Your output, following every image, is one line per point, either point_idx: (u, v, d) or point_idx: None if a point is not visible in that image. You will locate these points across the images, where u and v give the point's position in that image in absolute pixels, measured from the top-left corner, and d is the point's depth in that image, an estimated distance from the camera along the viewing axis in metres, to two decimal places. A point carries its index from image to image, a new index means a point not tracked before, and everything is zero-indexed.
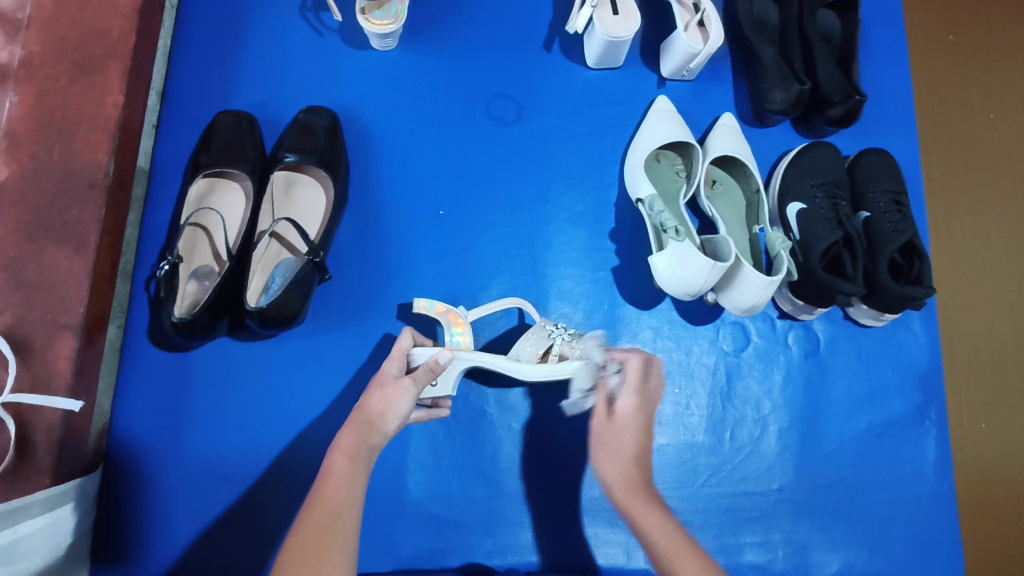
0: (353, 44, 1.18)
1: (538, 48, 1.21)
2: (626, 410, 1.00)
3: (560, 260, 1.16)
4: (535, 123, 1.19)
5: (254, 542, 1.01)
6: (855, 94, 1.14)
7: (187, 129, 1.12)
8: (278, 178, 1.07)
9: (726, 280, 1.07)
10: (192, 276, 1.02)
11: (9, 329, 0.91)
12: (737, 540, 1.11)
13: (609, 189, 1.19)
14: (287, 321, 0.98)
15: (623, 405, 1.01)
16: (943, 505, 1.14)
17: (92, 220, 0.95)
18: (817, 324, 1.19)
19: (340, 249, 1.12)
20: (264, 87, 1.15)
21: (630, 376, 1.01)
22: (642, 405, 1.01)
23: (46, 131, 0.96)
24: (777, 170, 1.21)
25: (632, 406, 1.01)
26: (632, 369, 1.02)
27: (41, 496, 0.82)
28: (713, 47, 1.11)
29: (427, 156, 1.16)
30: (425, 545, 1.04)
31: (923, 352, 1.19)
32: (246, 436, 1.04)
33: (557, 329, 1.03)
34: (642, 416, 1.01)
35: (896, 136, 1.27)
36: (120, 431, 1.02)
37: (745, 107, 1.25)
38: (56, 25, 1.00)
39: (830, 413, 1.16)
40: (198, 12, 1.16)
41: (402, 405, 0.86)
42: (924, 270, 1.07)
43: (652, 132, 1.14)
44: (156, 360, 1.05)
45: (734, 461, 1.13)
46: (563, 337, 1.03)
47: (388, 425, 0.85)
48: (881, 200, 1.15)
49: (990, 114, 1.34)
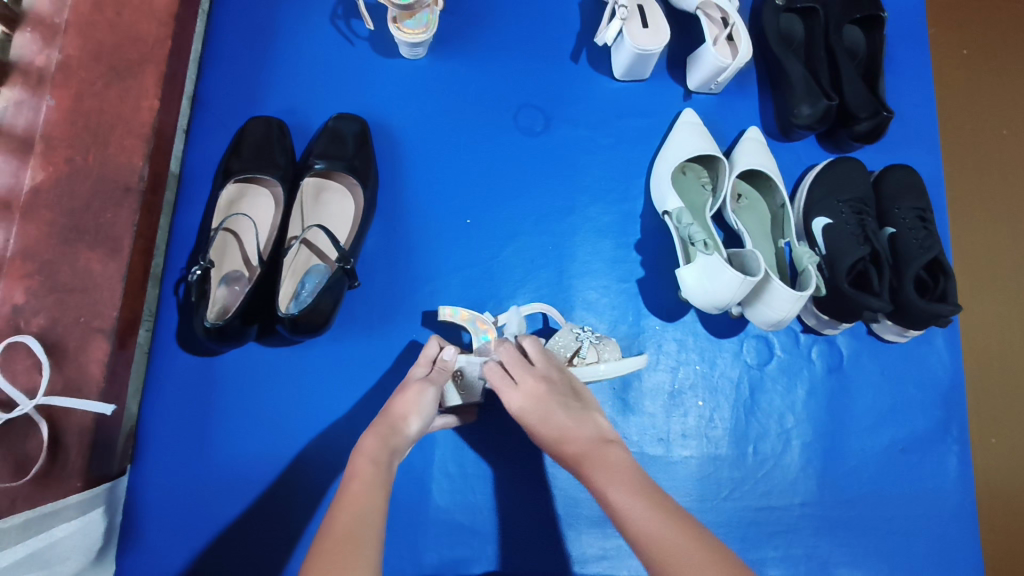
0: (383, 53, 1.18)
1: (565, 58, 1.22)
2: (523, 409, 0.84)
3: (586, 272, 1.16)
4: (562, 133, 1.20)
5: (279, 549, 1.01)
6: (882, 110, 1.14)
7: (217, 134, 1.12)
8: (308, 185, 1.08)
9: (753, 294, 1.07)
10: (223, 281, 1.03)
11: (42, 332, 0.91)
12: (760, 554, 1.11)
13: (635, 200, 1.19)
14: (317, 328, 0.99)
15: (515, 404, 0.84)
16: (965, 522, 1.14)
17: (127, 224, 0.96)
18: (840, 339, 1.19)
19: (367, 256, 1.12)
20: (294, 93, 1.15)
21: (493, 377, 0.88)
22: (524, 386, 0.85)
23: (82, 135, 0.97)
24: (803, 184, 1.22)
25: (518, 395, 0.85)
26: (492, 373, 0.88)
27: (76, 499, 0.85)
28: (742, 61, 1.11)
29: (454, 164, 1.17)
30: (448, 553, 1.04)
31: (945, 369, 1.19)
32: (272, 441, 1.04)
33: (585, 332, 1.04)
34: (541, 399, 0.83)
35: (920, 152, 1.27)
36: (147, 435, 1.02)
37: (770, 121, 1.25)
38: (92, 29, 1.00)
39: (853, 429, 1.16)
40: (230, 17, 1.17)
41: (425, 409, 0.86)
42: (950, 287, 1.07)
43: (680, 144, 1.14)
44: (184, 364, 1.05)
45: (756, 475, 1.13)
46: (590, 339, 1.04)
47: (411, 427, 0.85)
48: (907, 217, 1.16)
49: (1004, 129, 1.35)
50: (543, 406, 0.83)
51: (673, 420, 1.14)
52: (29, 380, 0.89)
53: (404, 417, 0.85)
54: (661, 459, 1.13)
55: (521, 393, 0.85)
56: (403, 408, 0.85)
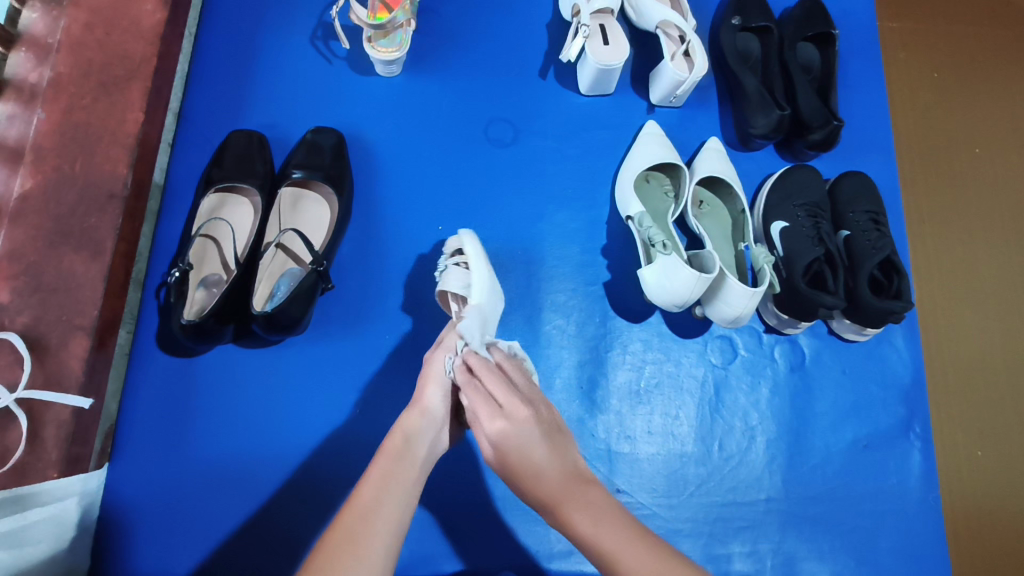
0: (359, 71, 1.25)
1: (533, 75, 1.29)
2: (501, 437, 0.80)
3: (554, 275, 1.21)
4: (530, 144, 1.26)
5: (253, 546, 1.03)
6: (833, 120, 1.20)
7: (201, 147, 1.18)
8: (285, 194, 1.13)
9: (712, 293, 1.12)
10: (201, 284, 1.08)
11: (26, 329, 0.96)
12: (726, 549, 1.12)
13: (601, 207, 1.24)
14: (289, 328, 1.03)
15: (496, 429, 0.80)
16: (929, 517, 1.16)
17: (109, 228, 1.02)
18: (802, 339, 1.23)
19: (342, 262, 1.17)
20: (276, 109, 1.22)
21: (476, 400, 0.82)
22: (510, 419, 0.80)
23: (70, 146, 1.03)
24: (761, 192, 1.27)
25: (504, 426, 0.80)
26: (472, 394, 0.83)
27: (48, 486, 0.91)
28: (698, 74, 1.18)
29: (429, 176, 1.22)
30: (420, 549, 1.06)
31: (906, 367, 1.23)
32: (248, 440, 1.07)
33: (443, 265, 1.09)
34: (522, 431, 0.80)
35: (875, 160, 1.34)
36: (125, 435, 1.05)
37: (730, 132, 1.31)
38: (83, 48, 1.07)
39: (817, 426, 1.19)
40: (216, 39, 1.24)
41: (444, 377, 0.90)
42: (903, 285, 1.11)
43: (641, 154, 1.20)
44: (164, 364, 1.09)
45: (722, 472, 1.16)
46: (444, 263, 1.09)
47: (428, 400, 0.89)
48: (860, 220, 1.21)
49: (976, 148, 1.40)
50: (529, 438, 0.80)
51: (639, 417, 1.17)
52: (11, 374, 0.94)
53: (423, 390, 0.90)
54: (628, 455, 1.15)
55: (534, 416, 0.82)
56: (423, 380, 0.91)
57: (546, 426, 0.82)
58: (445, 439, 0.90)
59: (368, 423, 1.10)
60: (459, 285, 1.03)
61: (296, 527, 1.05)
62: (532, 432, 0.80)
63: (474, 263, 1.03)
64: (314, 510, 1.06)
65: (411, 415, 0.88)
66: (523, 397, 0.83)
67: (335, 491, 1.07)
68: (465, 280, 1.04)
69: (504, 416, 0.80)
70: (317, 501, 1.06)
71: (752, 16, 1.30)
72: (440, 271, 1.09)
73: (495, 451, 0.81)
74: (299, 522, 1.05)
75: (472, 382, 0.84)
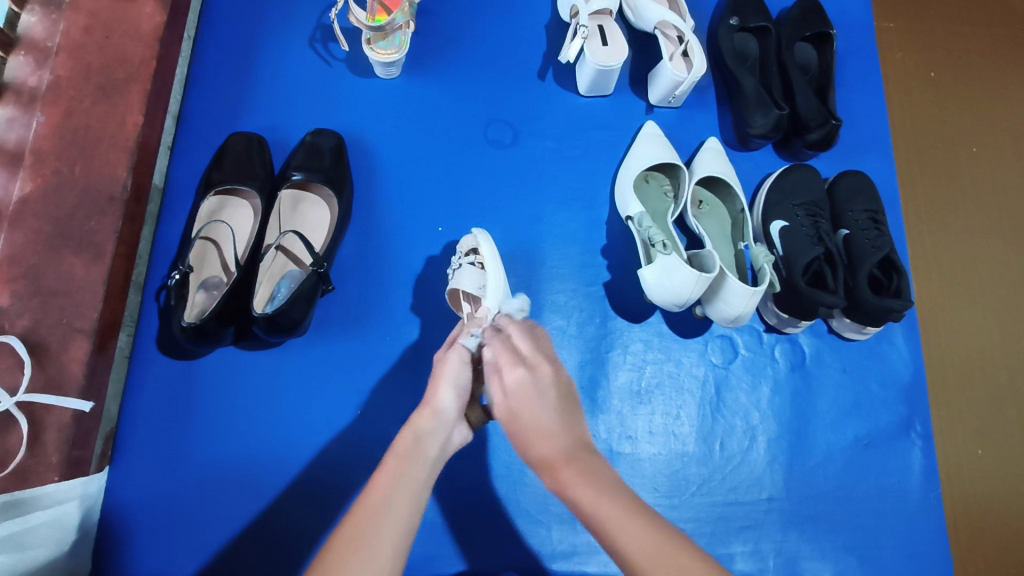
0: (358, 73, 1.26)
1: (532, 77, 1.29)
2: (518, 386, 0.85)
3: (554, 276, 1.21)
4: (529, 146, 1.26)
5: (254, 549, 1.03)
6: (831, 119, 1.20)
7: (200, 150, 1.18)
8: (285, 196, 1.13)
9: (712, 292, 1.12)
10: (201, 287, 1.08)
11: (26, 333, 0.96)
12: (728, 549, 1.12)
13: (601, 207, 1.24)
14: (290, 330, 1.03)
15: (513, 377, 0.86)
16: (931, 515, 1.16)
17: (109, 231, 1.02)
18: (802, 338, 1.23)
19: (342, 263, 1.17)
20: (275, 112, 1.22)
21: (501, 351, 0.89)
22: (532, 369, 0.87)
23: (69, 149, 1.03)
24: (760, 192, 1.27)
25: (522, 375, 0.86)
26: (499, 345, 0.90)
27: (50, 489, 0.91)
28: (696, 75, 1.18)
29: (429, 177, 1.22)
30: (422, 551, 1.06)
31: (906, 365, 1.23)
32: (249, 443, 1.07)
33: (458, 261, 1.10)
34: (540, 388, 0.85)
35: (873, 159, 1.34)
36: (126, 439, 1.05)
37: (729, 132, 1.32)
38: (82, 51, 1.07)
39: (818, 426, 1.19)
40: (215, 42, 1.24)
41: (456, 376, 0.91)
42: (903, 284, 1.12)
43: (640, 154, 1.20)
44: (164, 367, 1.09)
45: (723, 471, 1.16)
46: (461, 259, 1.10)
47: (440, 400, 0.89)
48: (859, 219, 1.21)
49: (974, 148, 1.41)
50: (545, 394, 0.85)
51: (640, 417, 1.17)
52: (11, 378, 0.94)
53: (435, 391, 0.89)
54: (629, 455, 1.15)
55: (553, 371, 0.88)
56: (435, 381, 0.90)
57: (563, 387, 0.87)
58: (456, 439, 0.90)
59: (369, 425, 1.09)
60: (473, 285, 1.04)
61: (297, 528, 1.05)
62: (550, 385, 0.86)
63: (490, 264, 1.04)
64: (315, 512, 1.06)
65: (422, 415, 0.88)
66: (545, 355, 0.90)
67: (337, 492, 1.07)
68: (479, 281, 1.05)
69: (525, 366, 0.87)
70: (318, 503, 1.06)
71: (750, 16, 1.30)
72: (453, 269, 1.10)
73: (507, 400, 0.85)
74: (301, 524, 1.05)
75: (500, 337, 0.92)
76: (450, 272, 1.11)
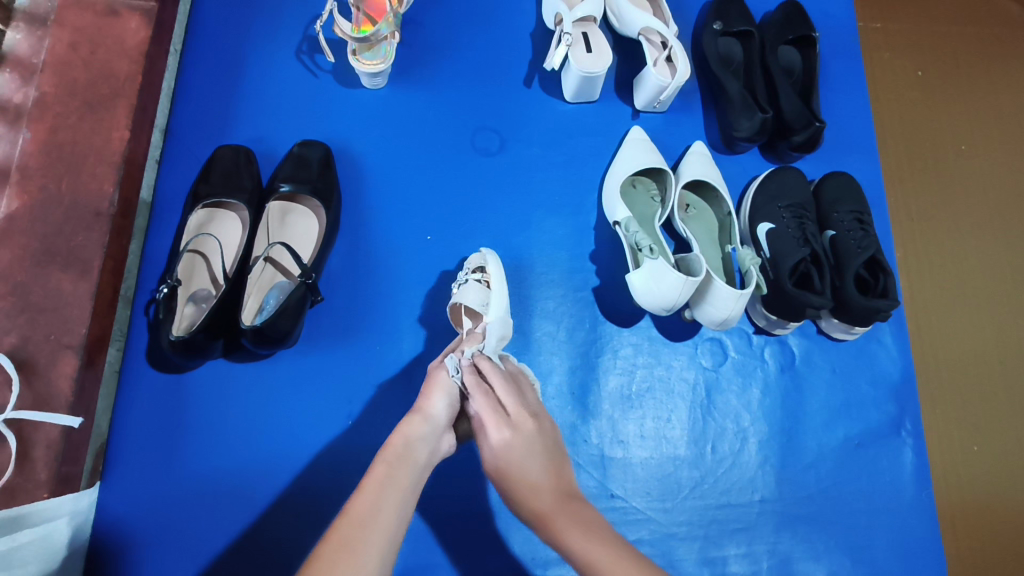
0: (345, 83, 1.26)
1: (518, 84, 1.30)
2: (505, 450, 0.84)
3: (544, 281, 1.21)
4: (516, 152, 1.27)
5: (245, 562, 1.03)
6: (816, 121, 1.21)
7: (188, 163, 1.19)
8: (273, 208, 1.13)
9: (699, 295, 1.13)
10: (190, 300, 1.08)
11: (14, 349, 0.96)
12: (722, 552, 1.13)
13: (588, 213, 1.25)
14: (278, 342, 1.03)
15: (501, 439, 0.85)
16: (922, 513, 1.17)
17: (96, 246, 1.02)
18: (792, 339, 1.24)
19: (332, 273, 1.17)
20: (263, 124, 1.22)
21: (484, 408, 0.87)
22: (516, 429, 0.85)
23: (55, 165, 1.03)
24: (747, 194, 1.28)
25: (509, 437, 0.85)
26: (482, 401, 0.87)
27: (40, 506, 0.91)
28: (681, 79, 1.18)
29: (420, 185, 1.23)
30: (415, 560, 1.06)
31: (895, 365, 1.24)
32: (240, 455, 1.07)
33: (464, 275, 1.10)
34: (528, 444, 0.85)
35: (859, 160, 1.35)
36: (116, 453, 1.05)
37: (715, 136, 1.32)
38: (68, 68, 1.08)
39: (808, 425, 1.20)
40: (202, 55, 1.24)
41: (450, 386, 0.91)
42: (889, 284, 1.12)
43: (627, 159, 1.21)
44: (155, 380, 1.09)
45: (715, 474, 1.16)
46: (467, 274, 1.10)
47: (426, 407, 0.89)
48: (845, 220, 1.22)
49: (962, 146, 1.42)
50: (534, 452, 0.85)
51: (631, 421, 1.17)
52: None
53: (430, 396, 0.90)
54: (620, 460, 1.15)
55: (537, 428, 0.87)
56: (427, 390, 0.91)
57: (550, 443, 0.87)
58: (445, 447, 0.90)
59: (360, 435, 1.10)
60: (478, 302, 1.05)
61: (289, 540, 1.04)
62: (535, 442, 0.86)
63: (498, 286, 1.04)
64: (306, 524, 1.05)
65: (415, 422, 0.88)
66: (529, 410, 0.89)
67: (328, 503, 1.07)
68: (483, 298, 1.05)
69: (510, 426, 0.86)
70: (309, 514, 1.06)
71: (733, 21, 1.31)
72: (458, 284, 1.10)
73: (495, 459, 0.85)
74: (292, 536, 1.05)
75: (482, 386, 0.89)
76: (455, 287, 1.10)
